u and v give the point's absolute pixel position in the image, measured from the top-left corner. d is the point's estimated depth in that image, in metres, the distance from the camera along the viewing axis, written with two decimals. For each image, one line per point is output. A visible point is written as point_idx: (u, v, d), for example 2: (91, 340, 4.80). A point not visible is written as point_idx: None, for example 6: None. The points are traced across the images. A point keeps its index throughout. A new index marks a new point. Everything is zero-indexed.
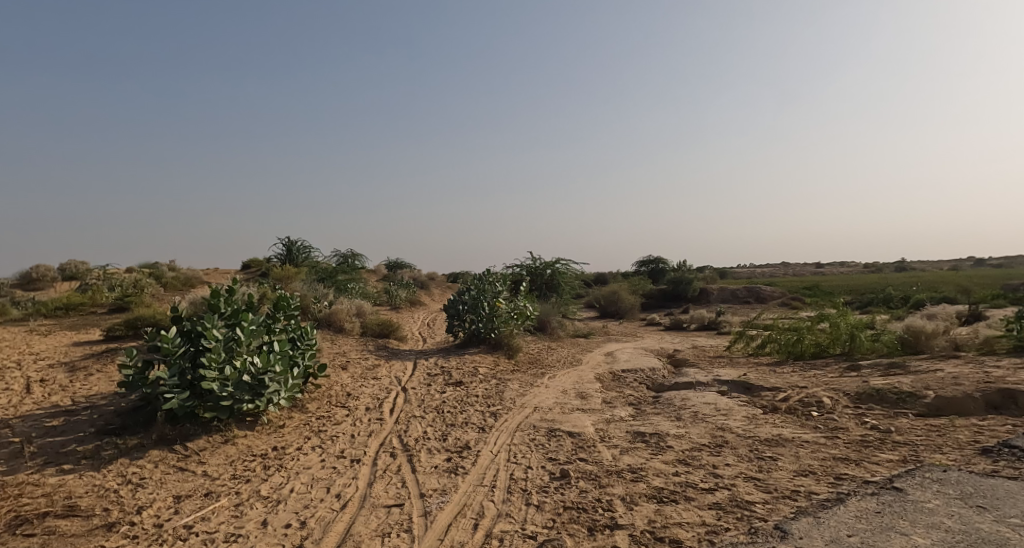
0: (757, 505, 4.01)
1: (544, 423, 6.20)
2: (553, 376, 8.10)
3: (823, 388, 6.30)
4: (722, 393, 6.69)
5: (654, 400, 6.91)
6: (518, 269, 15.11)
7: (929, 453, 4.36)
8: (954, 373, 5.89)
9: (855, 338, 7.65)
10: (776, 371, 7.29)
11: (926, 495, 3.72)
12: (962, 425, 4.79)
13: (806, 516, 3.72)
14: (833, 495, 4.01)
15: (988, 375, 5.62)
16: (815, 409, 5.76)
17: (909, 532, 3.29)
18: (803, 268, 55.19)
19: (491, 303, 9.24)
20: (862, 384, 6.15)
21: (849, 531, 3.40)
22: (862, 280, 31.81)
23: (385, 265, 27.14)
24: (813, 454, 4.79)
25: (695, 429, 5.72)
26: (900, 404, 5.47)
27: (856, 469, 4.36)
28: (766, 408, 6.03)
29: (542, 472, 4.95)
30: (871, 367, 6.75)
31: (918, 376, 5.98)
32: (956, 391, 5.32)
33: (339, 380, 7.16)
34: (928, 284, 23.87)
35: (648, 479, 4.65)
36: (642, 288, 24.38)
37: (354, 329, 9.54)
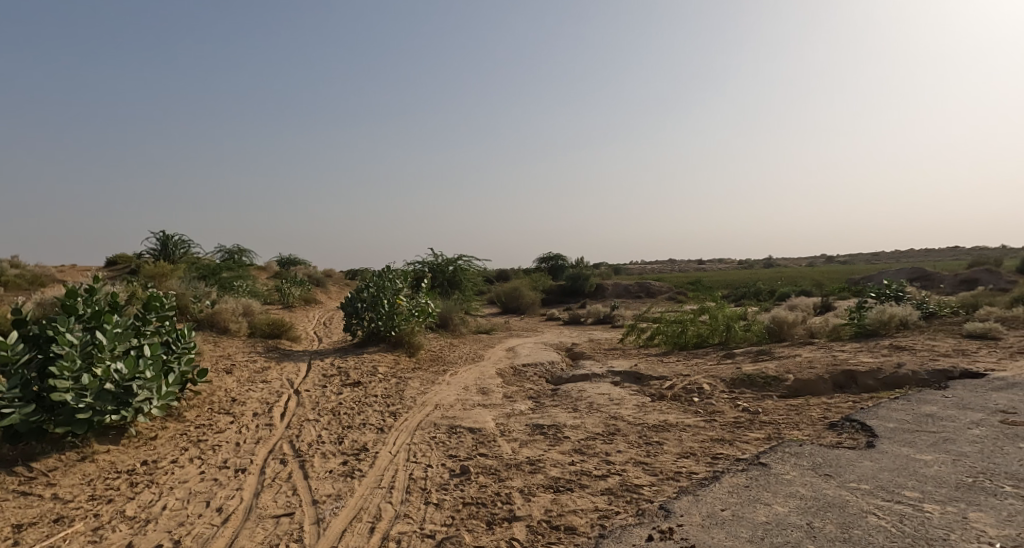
0: (644, 487, 4.28)
1: (444, 421, 6.17)
2: (454, 372, 8.08)
3: (703, 375, 6.84)
4: (615, 384, 7.04)
5: (553, 393, 7.12)
6: (420, 266, 14.89)
7: (789, 430, 4.88)
8: (810, 358, 6.65)
9: (731, 329, 8.39)
10: (663, 361, 7.80)
11: (785, 467, 4.17)
12: (815, 404, 5.41)
13: (686, 495, 4.02)
14: (709, 473, 4.37)
15: (836, 358, 6.41)
16: (696, 395, 6.23)
17: (771, 502, 3.67)
18: (689, 265, 59.65)
19: (391, 300, 9.06)
20: (736, 370, 6.75)
21: (722, 506, 3.72)
22: (734, 276, 35.16)
23: (276, 262, 25.65)
24: (694, 437, 5.19)
25: (589, 419, 5.97)
26: (766, 387, 6.07)
27: (729, 449, 4.79)
28: (654, 396, 6.43)
29: (442, 469, 4.92)
30: (743, 354, 7.44)
31: (781, 361, 6.67)
32: (811, 374, 6.00)
33: (222, 384, 6.64)
34: (790, 279, 26.90)
35: (546, 470, 4.79)
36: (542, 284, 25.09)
37: (240, 330, 8.90)
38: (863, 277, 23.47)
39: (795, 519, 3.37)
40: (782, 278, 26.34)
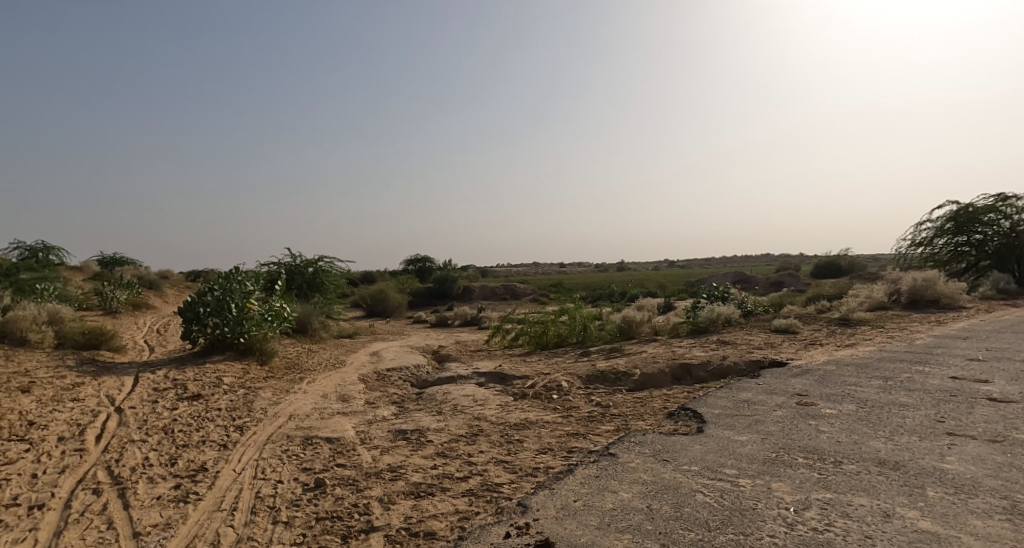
0: (504, 485, 4.35)
1: (299, 432, 5.77)
2: (312, 380, 7.62)
3: (562, 373, 7.18)
4: (479, 385, 7.11)
5: (417, 397, 7.00)
6: (275, 267, 13.85)
7: (635, 421, 5.28)
8: (654, 353, 7.29)
9: (587, 329, 8.92)
10: (526, 361, 8.06)
11: (631, 456, 4.49)
12: (657, 395, 5.93)
13: (543, 489, 4.16)
14: (565, 467, 4.57)
15: (675, 353, 7.10)
16: (555, 392, 6.51)
17: (617, 489, 3.93)
18: (554, 268, 62.59)
19: (240, 305, 8.31)
20: (591, 367, 7.18)
21: (574, 497, 3.91)
22: (592, 278, 37.62)
23: (96, 262, 22.26)
24: (552, 432, 5.41)
25: (453, 421, 5.96)
26: (617, 382, 6.53)
27: (583, 442, 5.06)
28: (517, 395, 6.61)
29: (294, 484, 4.59)
30: (598, 352, 7.94)
31: (630, 357, 7.23)
32: (654, 368, 6.57)
33: (17, 406, 5.58)
34: (639, 281, 29.47)
35: (407, 476, 4.68)
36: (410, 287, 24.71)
37: (44, 341, 7.56)
38: (696, 281, 26.44)
39: (637, 503, 3.64)
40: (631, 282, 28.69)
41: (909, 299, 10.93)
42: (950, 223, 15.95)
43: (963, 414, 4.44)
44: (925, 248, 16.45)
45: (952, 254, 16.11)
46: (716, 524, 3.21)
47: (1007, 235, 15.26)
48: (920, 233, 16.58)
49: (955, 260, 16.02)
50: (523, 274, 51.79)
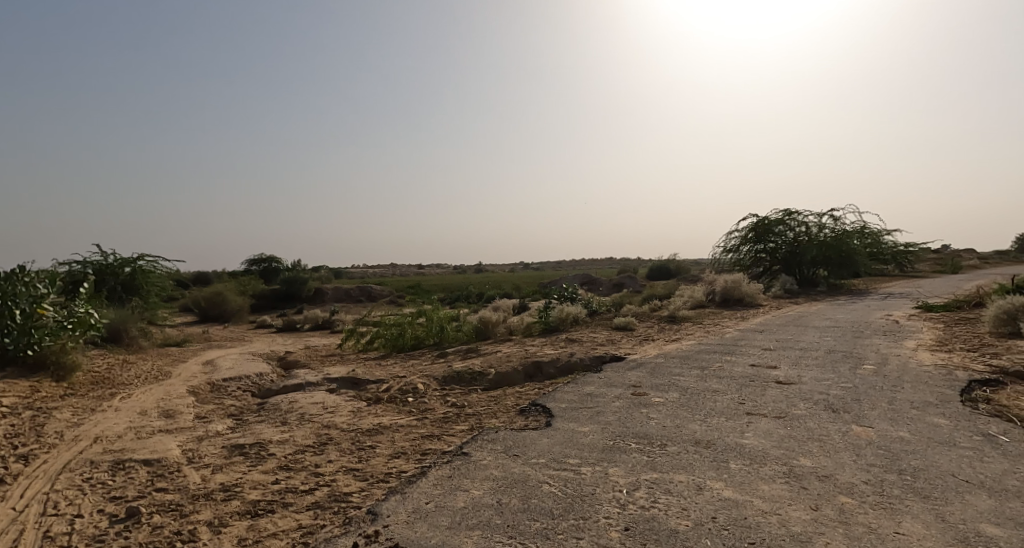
0: (353, 495, 4.19)
1: (107, 456, 4.99)
2: (127, 396, 6.64)
3: (418, 375, 7.12)
4: (330, 391, 6.77)
5: (259, 408, 6.45)
6: (80, 266, 11.87)
7: (488, 419, 5.41)
8: (508, 353, 7.54)
9: (444, 330, 8.95)
10: (380, 364, 7.85)
11: (483, 454, 4.59)
12: (510, 393, 6.14)
13: (395, 494, 4.08)
14: (417, 469, 4.53)
15: (527, 352, 7.41)
16: (410, 395, 6.43)
17: (469, 487, 3.99)
18: (413, 269, 61.85)
19: (28, 311, 6.98)
20: (447, 368, 7.22)
21: (426, 499, 3.89)
22: (449, 280, 37.84)
23: None
24: (406, 436, 5.33)
25: (299, 431, 5.59)
26: (472, 381, 6.65)
27: (437, 443, 5.05)
28: (370, 400, 6.40)
29: (99, 517, 3.96)
30: (454, 353, 8.00)
31: (485, 357, 7.39)
32: (508, 367, 6.80)
33: None
34: (495, 283, 30.31)
35: (243, 494, 4.29)
36: (252, 289, 22.72)
37: None
38: (547, 282, 27.90)
39: (487, 500, 3.74)
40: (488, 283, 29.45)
41: (721, 298, 12.63)
42: (751, 233, 18.81)
43: (759, 396, 5.25)
44: (733, 253, 19.23)
45: (753, 259, 19.01)
46: (559, 512, 3.40)
47: (791, 244, 18.29)
48: (729, 241, 19.31)
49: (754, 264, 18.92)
50: (381, 274, 52.38)
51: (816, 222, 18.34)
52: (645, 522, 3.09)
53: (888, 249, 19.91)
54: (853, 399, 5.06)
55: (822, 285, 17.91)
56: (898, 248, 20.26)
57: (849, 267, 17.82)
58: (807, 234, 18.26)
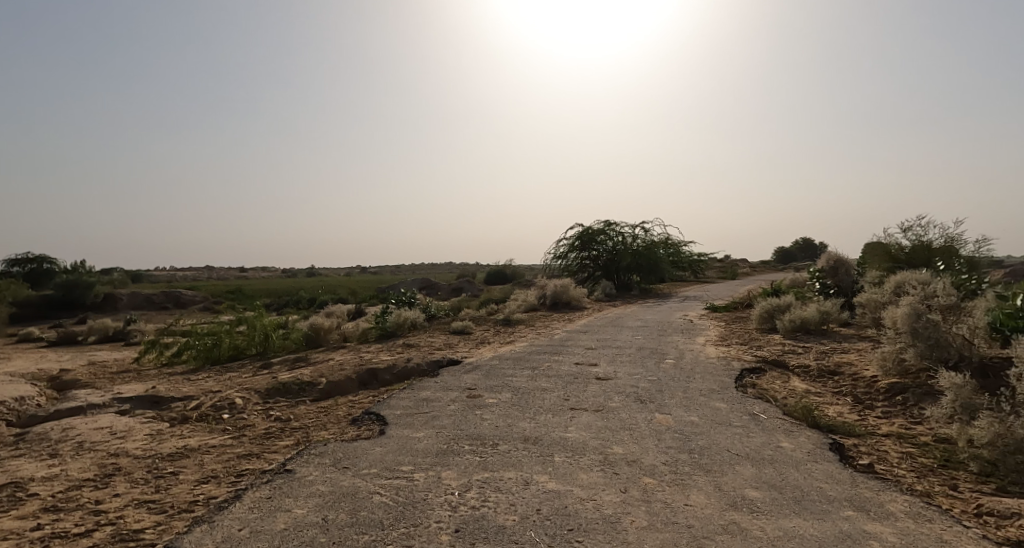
0: (147, 531, 3.61)
1: None
2: None
3: (235, 389, 6.43)
4: (121, 413, 5.79)
5: (18, 441, 5.26)
6: None
7: (316, 432, 5.08)
8: (341, 360, 7.17)
9: (269, 339, 8.22)
10: (189, 379, 6.94)
11: (309, 469, 4.27)
12: (342, 402, 5.84)
13: (201, 525, 3.59)
14: (230, 494, 4.05)
15: (362, 359, 7.13)
16: (225, 411, 5.77)
17: (291, 507, 3.69)
18: (235, 272, 56.03)
19: None
20: (271, 380, 6.63)
21: (239, 526, 3.50)
22: (276, 284, 34.98)
23: None
24: (218, 457, 4.76)
25: (76, 464, 4.68)
26: (300, 393, 6.19)
27: (256, 462, 4.60)
28: (174, 421, 5.61)
29: None
30: (280, 363, 7.39)
31: (315, 367, 6.94)
32: (340, 376, 6.46)
33: None
34: (329, 288, 28.80)
35: None
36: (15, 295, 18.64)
37: None
38: (385, 287, 27.25)
39: (311, 518, 3.48)
40: (321, 288, 27.83)
41: (551, 301, 13.49)
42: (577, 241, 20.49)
43: (582, 392, 5.69)
44: (562, 260, 20.72)
45: (579, 266, 20.70)
46: (389, 522, 3.30)
47: (611, 253, 20.20)
48: (559, 248, 20.81)
49: (580, 270, 20.58)
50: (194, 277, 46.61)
51: (631, 233, 20.51)
52: (475, 521, 3.14)
53: (685, 258, 23.12)
54: (657, 390, 5.74)
55: (635, 289, 19.95)
56: (693, 257, 23.58)
57: (656, 273, 20.30)
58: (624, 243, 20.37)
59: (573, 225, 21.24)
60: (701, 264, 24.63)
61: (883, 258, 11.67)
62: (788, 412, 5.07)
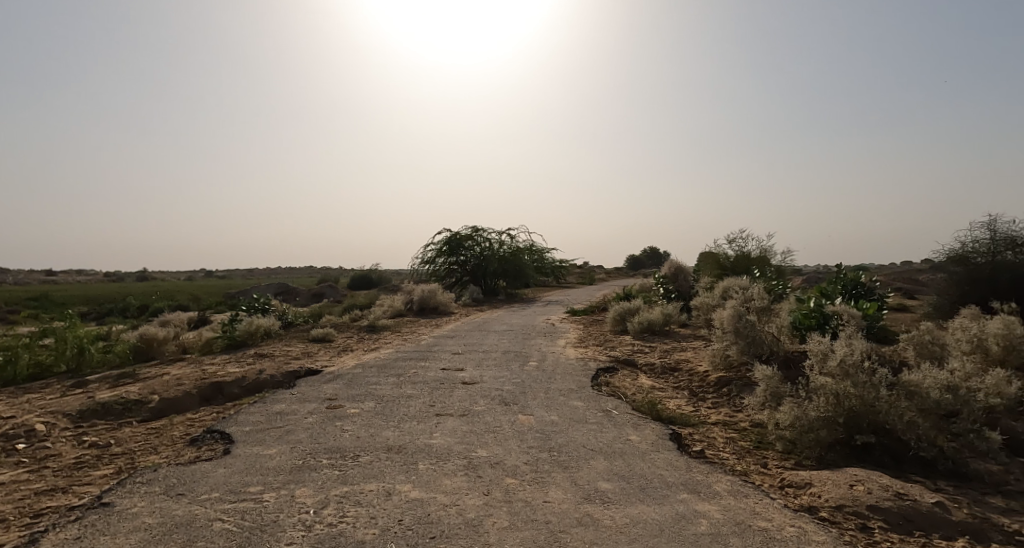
0: None
1: None
2: None
3: (37, 414, 5.41)
4: None
5: None
6: None
7: (144, 457, 4.45)
8: (178, 375, 6.39)
9: (85, 353, 7.06)
10: None
11: (132, 500, 3.71)
12: (178, 422, 5.20)
13: None
14: (24, 538, 3.36)
15: (204, 372, 6.42)
16: (22, 441, 4.83)
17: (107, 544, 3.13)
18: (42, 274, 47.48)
19: None
20: (86, 401, 5.70)
21: None
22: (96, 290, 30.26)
23: None
24: (9, 496, 3.95)
25: None
26: (125, 414, 5.39)
27: (63, 498, 3.90)
28: None
29: None
30: (99, 380, 6.38)
31: (145, 383, 6.10)
32: (176, 392, 5.75)
33: None
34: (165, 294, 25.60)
35: None
36: None
37: None
38: (236, 292, 24.93)
39: None
40: (155, 293, 24.63)
41: (418, 306, 13.31)
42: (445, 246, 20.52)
43: (447, 397, 5.68)
44: (429, 265, 20.68)
45: (446, 271, 20.74)
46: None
47: (478, 257, 20.46)
48: (426, 253, 20.71)
49: (447, 275, 20.74)
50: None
51: (498, 239, 20.97)
52: (331, 540, 2.97)
53: (548, 264, 24.24)
54: (521, 392, 5.92)
55: (501, 294, 20.45)
56: (555, 263, 24.76)
57: (521, 278, 20.93)
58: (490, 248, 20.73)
59: (441, 229, 21.21)
60: (563, 269, 25.97)
61: (714, 267, 13.25)
62: (636, 407, 5.53)
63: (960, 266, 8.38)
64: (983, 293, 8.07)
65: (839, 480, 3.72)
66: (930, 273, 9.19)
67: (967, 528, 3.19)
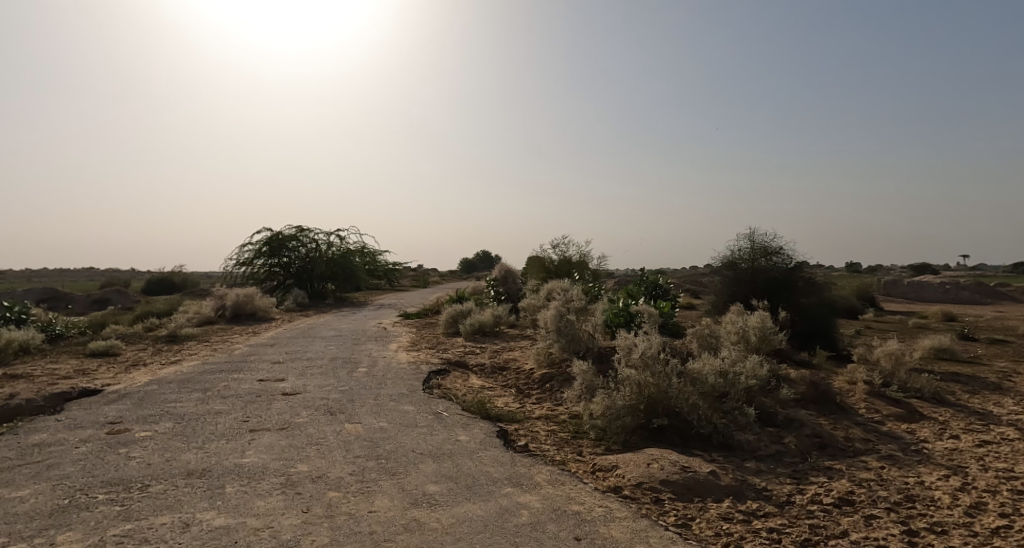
0: None
1: None
2: None
3: None
4: None
5: None
6: None
7: None
8: None
9: None
10: None
11: None
12: None
13: None
14: None
15: None
16: None
17: None
18: None
19: None
20: None
21: None
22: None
23: None
24: None
25: None
26: None
27: None
28: None
29: None
30: None
31: None
32: None
33: None
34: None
35: None
36: None
37: None
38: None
39: None
40: None
41: (231, 313, 12.05)
42: (265, 247, 18.94)
43: (264, 411, 5.21)
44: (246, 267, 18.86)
45: (267, 273, 19.16)
46: None
47: (303, 259, 19.24)
48: (242, 254, 18.90)
49: (268, 278, 19.14)
50: None
51: (326, 239, 19.90)
52: None
53: (381, 266, 23.68)
54: (348, 400, 5.68)
55: (330, 297, 19.45)
56: (389, 266, 24.23)
57: (352, 281, 20.06)
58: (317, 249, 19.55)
59: (260, 228, 19.55)
60: (397, 272, 25.51)
61: (540, 270, 14.15)
62: (466, 407, 5.65)
63: (731, 270, 10.09)
64: (746, 293, 9.83)
65: (639, 460, 4.21)
66: (710, 276, 10.91)
67: (732, 489, 3.83)
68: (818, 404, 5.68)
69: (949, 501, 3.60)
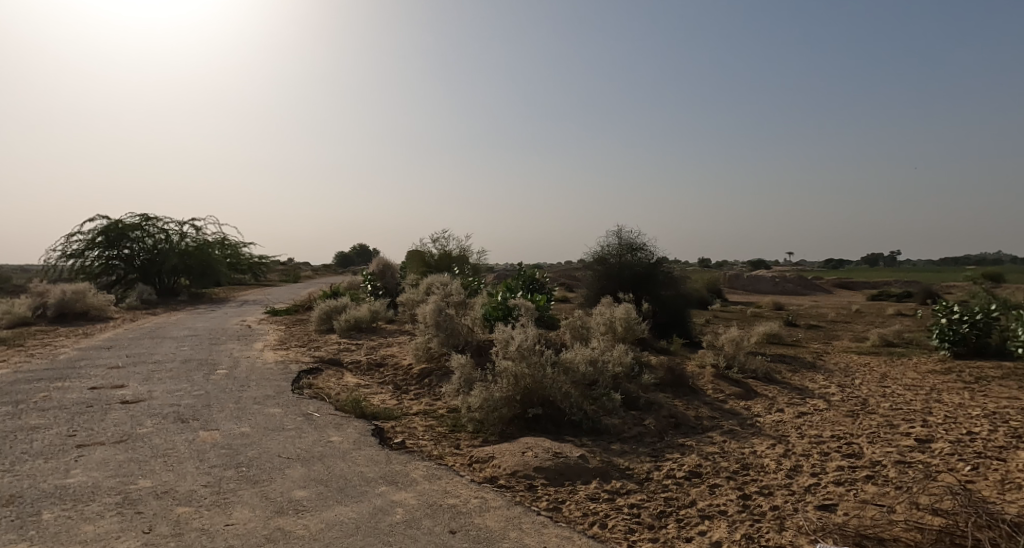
0: None
1: None
2: None
3: None
4: None
5: None
6: None
7: None
8: None
9: None
10: None
11: None
12: None
13: None
14: None
15: None
16: None
17: None
18: None
19: None
20: None
21: None
22: None
23: None
24: None
25: None
26: None
27: None
28: None
29: None
30: None
31: None
32: None
33: None
34: None
35: None
36: None
37: None
38: None
39: None
40: None
41: (56, 313, 10.40)
42: (100, 237, 16.60)
43: (97, 423, 4.56)
44: (76, 260, 16.37)
45: (103, 267, 16.81)
46: None
47: (150, 251, 17.16)
48: (71, 244, 16.40)
49: (105, 273, 16.80)
50: None
51: (177, 230, 17.92)
52: None
53: (245, 261, 21.85)
54: (203, 405, 5.15)
55: (183, 293, 17.59)
56: (254, 261, 22.43)
57: (211, 277, 18.29)
58: (167, 241, 17.55)
59: (94, 215, 17.08)
60: (263, 269, 23.70)
61: (420, 264, 13.96)
62: (340, 406, 5.39)
63: (601, 265, 10.74)
64: (614, 286, 10.51)
65: (514, 450, 4.31)
66: (582, 270, 11.53)
67: (599, 471, 4.06)
68: (674, 387, 6.23)
69: (775, 466, 4.14)
